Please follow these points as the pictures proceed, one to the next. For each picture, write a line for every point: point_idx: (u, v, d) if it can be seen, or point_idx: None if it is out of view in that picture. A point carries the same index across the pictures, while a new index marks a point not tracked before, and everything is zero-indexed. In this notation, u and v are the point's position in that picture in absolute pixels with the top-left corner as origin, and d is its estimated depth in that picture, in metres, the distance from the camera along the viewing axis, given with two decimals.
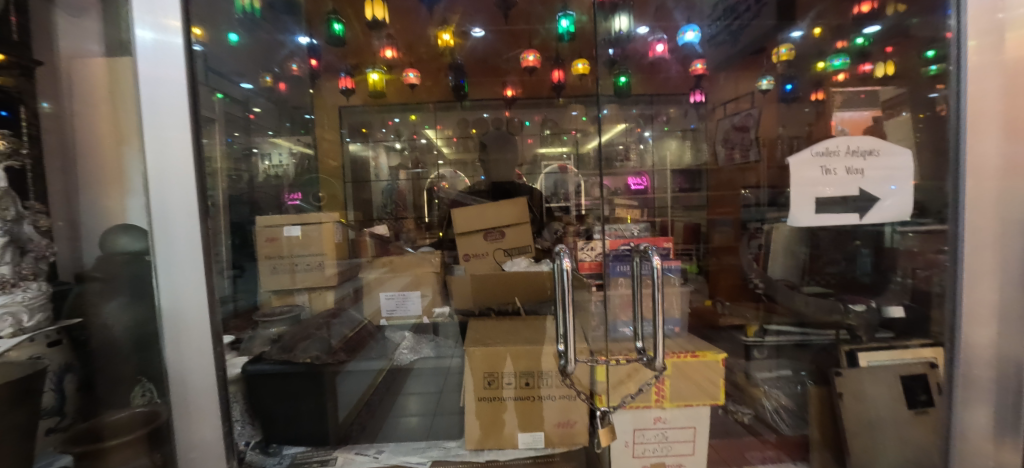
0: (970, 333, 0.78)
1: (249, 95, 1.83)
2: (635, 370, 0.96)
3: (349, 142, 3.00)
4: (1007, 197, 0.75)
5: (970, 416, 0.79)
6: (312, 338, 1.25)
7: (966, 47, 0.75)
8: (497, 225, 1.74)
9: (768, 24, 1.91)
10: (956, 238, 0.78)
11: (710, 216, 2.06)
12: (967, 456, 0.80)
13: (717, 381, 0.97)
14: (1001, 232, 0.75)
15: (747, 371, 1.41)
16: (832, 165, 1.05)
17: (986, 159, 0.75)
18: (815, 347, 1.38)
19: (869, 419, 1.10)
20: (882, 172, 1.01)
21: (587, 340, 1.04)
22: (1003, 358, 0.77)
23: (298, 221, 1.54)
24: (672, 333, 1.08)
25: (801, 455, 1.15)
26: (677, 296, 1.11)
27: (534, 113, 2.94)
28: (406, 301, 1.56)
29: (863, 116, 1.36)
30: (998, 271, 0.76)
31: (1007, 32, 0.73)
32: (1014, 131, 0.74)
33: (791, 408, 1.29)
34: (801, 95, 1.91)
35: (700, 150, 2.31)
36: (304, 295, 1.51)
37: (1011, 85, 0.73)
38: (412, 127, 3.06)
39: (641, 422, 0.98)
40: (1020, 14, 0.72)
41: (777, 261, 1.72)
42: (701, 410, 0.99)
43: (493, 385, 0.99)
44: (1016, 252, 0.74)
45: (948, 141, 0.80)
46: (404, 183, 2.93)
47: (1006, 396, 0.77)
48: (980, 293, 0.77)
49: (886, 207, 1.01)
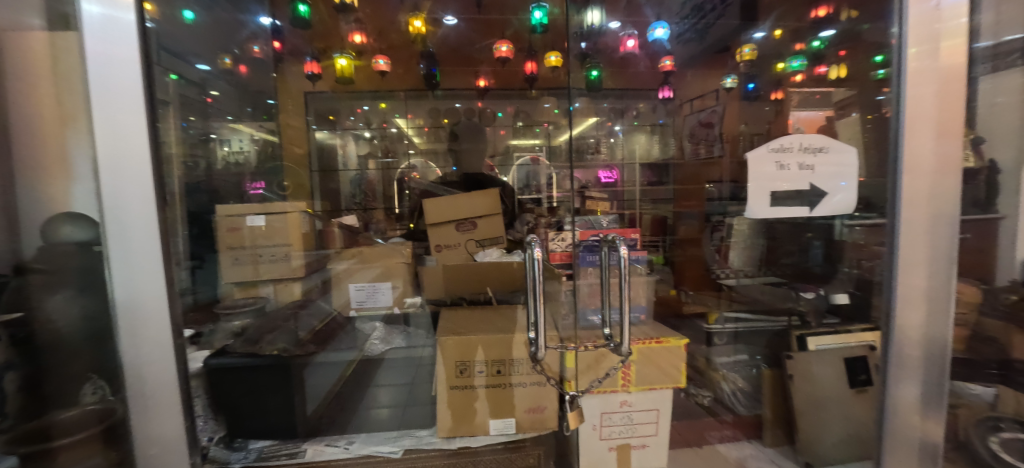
0: (904, 318, 0.85)
1: (207, 78, 1.74)
2: (602, 356, 0.99)
3: (316, 130, 2.79)
4: (935, 194, 0.83)
5: (903, 392, 0.87)
6: (280, 330, 1.26)
7: (907, 53, 0.80)
8: (468, 215, 1.70)
9: (731, 25, 1.97)
10: (893, 230, 0.85)
11: (677, 209, 2.10)
12: (901, 429, 0.88)
13: (679, 365, 1.01)
14: (932, 223, 0.83)
15: (707, 356, 1.51)
16: (786, 160, 1.11)
17: (923, 159, 0.82)
18: (770, 333, 1.47)
19: (817, 397, 1.22)
20: (831, 168, 1.08)
21: (558, 328, 1.05)
22: (928, 337, 0.86)
23: (262, 210, 1.46)
24: (637, 321, 1.12)
25: (756, 433, 1.31)
26: (643, 285, 1.15)
27: (507, 105, 2.85)
28: (376, 292, 1.53)
29: (817, 115, 1.42)
30: (929, 261, 0.84)
31: (942, 41, 0.80)
32: (944, 134, 0.82)
33: (747, 390, 1.39)
34: (762, 94, 1.94)
35: (668, 145, 2.33)
36: (268, 287, 1.47)
37: (942, 90, 0.81)
38: (382, 115, 2.91)
39: (609, 406, 1.02)
40: (952, 25, 0.80)
41: (738, 253, 1.78)
42: (664, 393, 1.03)
43: (465, 374, 1.00)
44: (943, 243, 0.83)
45: (889, 140, 0.87)
46: (372, 174, 2.81)
47: (931, 372, 0.86)
48: (913, 281, 0.85)
49: (836, 201, 1.08)
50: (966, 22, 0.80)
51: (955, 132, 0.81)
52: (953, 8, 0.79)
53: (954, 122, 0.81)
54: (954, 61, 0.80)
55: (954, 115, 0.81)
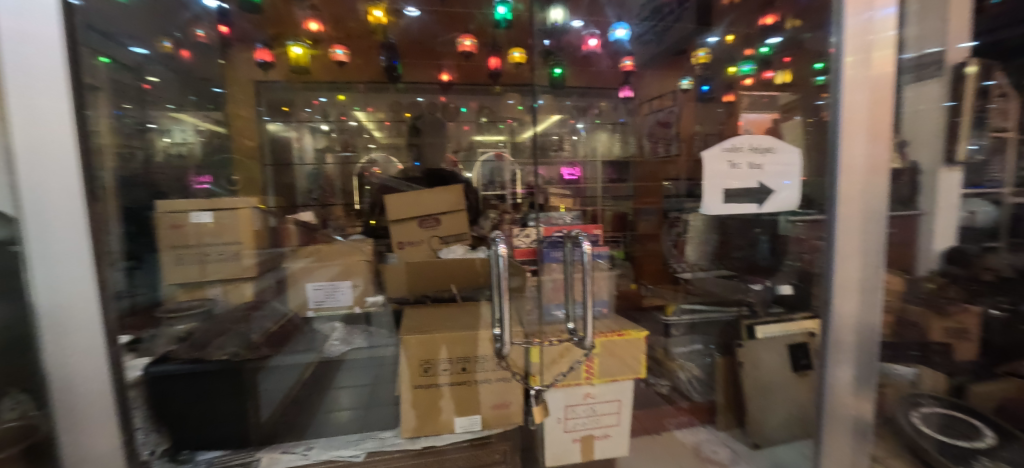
0: (840, 306, 0.93)
1: (144, 62, 1.60)
2: (566, 350, 1.00)
3: (269, 121, 2.58)
4: (867, 192, 0.90)
5: (839, 374, 0.94)
6: (230, 334, 1.21)
7: (844, 61, 0.87)
8: (431, 212, 1.62)
9: (688, 28, 2.05)
10: (831, 225, 0.92)
11: (637, 206, 2.18)
12: (838, 409, 0.95)
13: (638, 356, 1.05)
14: (864, 219, 0.90)
15: (666, 347, 1.56)
16: (737, 160, 1.17)
17: (857, 160, 0.89)
18: (721, 322, 1.55)
19: (765, 383, 1.30)
20: (777, 168, 1.15)
21: (522, 324, 1.07)
22: (861, 323, 0.93)
23: (208, 206, 1.36)
24: (600, 314, 1.15)
25: (710, 418, 1.41)
26: (605, 280, 1.18)
27: (470, 100, 2.79)
28: (336, 291, 1.46)
29: (764, 118, 1.50)
30: (862, 253, 0.91)
31: (874, 52, 0.87)
32: (874, 137, 0.89)
33: (701, 377, 1.49)
34: (716, 96, 2.02)
35: (628, 143, 2.39)
36: (217, 288, 1.37)
37: (872, 97, 0.88)
38: (340, 107, 2.74)
39: (572, 398, 1.03)
40: (882, 37, 0.87)
41: (693, 248, 1.84)
42: (625, 384, 1.06)
43: (429, 372, 0.98)
44: (872, 237, 0.91)
45: (828, 142, 0.93)
46: (331, 168, 2.68)
47: (863, 355, 0.94)
48: (848, 272, 0.92)
49: (780, 198, 1.14)
50: (892, 35, 0.87)
51: (884, 135, 0.89)
52: (883, 22, 0.86)
53: (883, 126, 0.89)
54: (883, 70, 0.87)
55: (882, 119, 0.89)
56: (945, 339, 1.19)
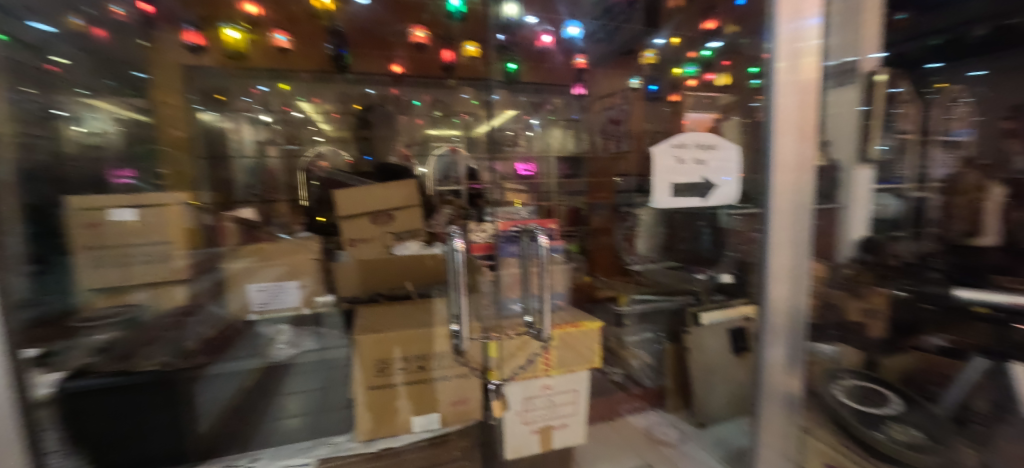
0: (774, 292, 1.01)
1: (48, 39, 1.41)
2: (524, 343, 1.01)
3: (201, 111, 2.29)
4: (797, 187, 0.98)
5: (773, 354, 1.03)
6: (160, 341, 1.15)
7: (777, 66, 0.94)
8: (384, 207, 1.51)
9: (636, 29, 2.16)
10: (766, 218, 1.00)
11: (590, 200, 2.18)
12: (773, 386, 1.04)
13: (592, 346, 1.08)
14: (794, 212, 0.98)
15: (619, 336, 1.59)
16: (683, 156, 1.27)
17: (789, 157, 0.97)
18: (667, 310, 1.62)
19: (707, 366, 1.40)
20: (719, 165, 1.22)
21: (480, 319, 1.07)
22: (792, 307, 1.02)
23: (131, 202, 1.22)
24: (555, 307, 1.17)
25: (659, 402, 1.51)
26: (560, 273, 1.20)
27: (423, 93, 2.63)
28: (281, 292, 1.39)
29: (706, 118, 1.59)
30: (793, 243, 0.99)
31: (802, 58, 0.95)
32: (802, 136, 0.97)
33: (652, 364, 1.56)
34: (663, 96, 2.11)
35: (581, 139, 2.40)
36: (144, 293, 1.24)
37: (801, 100, 0.96)
38: (283, 98, 2.48)
39: (531, 391, 1.03)
40: (808, 45, 0.95)
41: (643, 240, 1.94)
42: (580, 375, 1.09)
43: (384, 373, 0.96)
44: (801, 228, 0.99)
45: (762, 141, 1.01)
46: (274, 162, 2.46)
47: (793, 336, 1.03)
48: (781, 260, 1.00)
49: (721, 193, 1.22)
50: (816, 43, 0.95)
51: (810, 135, 0.97)
52: (809, 32, 0.94)
53: (810, 126, 0.97)
54: (810, 76, 0.96)
55: (808, 121, 0.97)
56: (860, 318, 1.32)
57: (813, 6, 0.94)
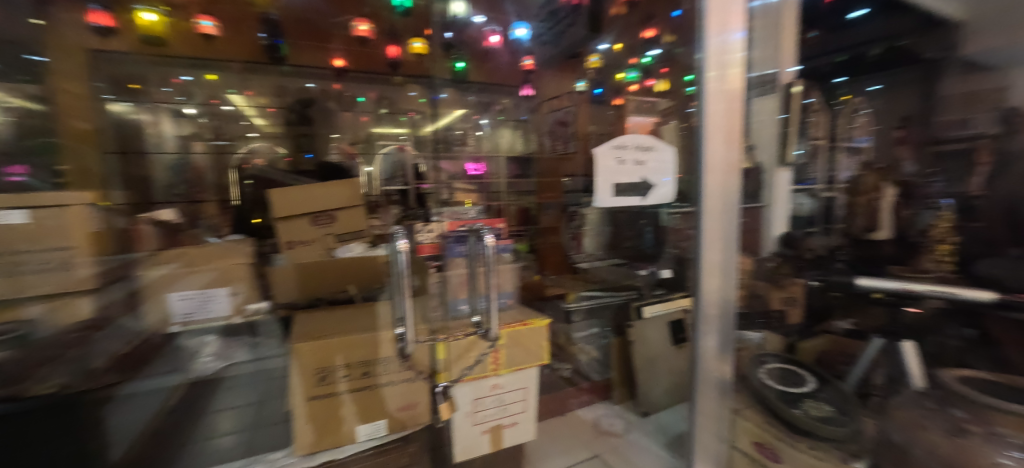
0: (706, 285, 1.08)
1: None
2: (474, 343, 1.02)
3: (111, 100, 1.83)
4: (726, 187, 1.06)
5: (706, 343, 1.11)
6: (58, 361, 1.02)
7: (707, 76, 1.02)
8: (324, 207, 1.34)
9: (581, 33, 2.20)
10: (699, 216, 1.07)
11: (540, 200, 2.29)
12: (706, 373, 1.12)
13: (541, 343, 1.10)
14: (724, 210, 1.06)
15: (567, 333, 1.59)
16: (624, 156, 1.31)
17: (719, 161, 1.04)
18: (614, 306, 1.64)
19: (650, 358, 1.46)
20: (658, 165, 1.31)
21: (426, 321, 1.05)
22: (723, 299, 1.10)
23: (19, 203, 0.99)
24: (505, 306, 1.18)
25: (606, 394, 1.56)
26: (509, 273, 1.20)
27: (368, 89, 2.41)
28: (208, 300, 1.27)
29: (647, 121, 1.68)
30: (723, 239, 1.07)
31: (729, 69, 1.03)
32: (730, 141, 1.05)
33: (599, 358, 1.61)
34: (607, 99, 2.16)
35: (530, 140, 2.48)
36: (37, 307, 1.03)
37: (729, 107, 1.04)
38: (212, 90, 2.11)
39: (480, 391, 1.04)
40: (734, 57, 1.03)
41: (590, 239, 1.99)
42: (530, 372, 1.11)
43: (327, 381, 0.91)
44: (729, 226, 1.07)
45: (695, 145, 1.08)
46: (201, 159, 2.07)
47: (724, 326, 1.11)
48: (712, 255, 1.07)
49: (660, 192, 1.31)
50: (741, 56, 1.04)
51: (737, 140, 1.05)
52: (735, 45, 1.03)
53: (736, 132, 1.05)
54: (736, 85, 1.04)
55: (735, 126, 1.05)
56: (781, 306, 1.44)
57: (739, 22, 1.02)
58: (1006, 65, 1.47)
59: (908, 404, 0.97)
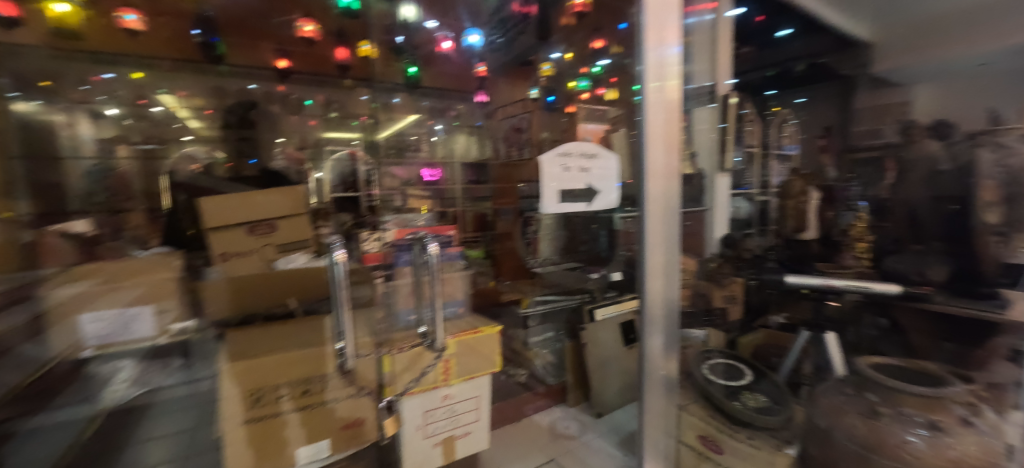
0: (651, 286, 1.13)
1: None
2: (420, 355, 0.98)
3: (17, 98, 1.54)
4: (668, 192, 1.10)
5: (653, 343, 1.15)
6: None
7: (648, 87, 1.06)
8: (259, 216, 1.21)
9: (529, 42, 2.22)
10: (642, 220, 1.11)
11: (496, 206, 2.18)
12: (653, 373, 1.15)
13: (493, 350, 1.09)
14: (666, 214, 1.11)
15: (524, 338, 1.67)
16: (569, 164, 1.34)
17: (660, 167, 1.09)
18: (567, 309, 1.69)
19: (603, 359, 1.50)
20: (602, 172, 1.35)
21: (373, 333, 0.99)
22: (667, 299, 1.14)
23: None
24: (452, 316, 1.14)
25: (562, 398, 1.58)
26: (460, 280, 1.18)
27: (315, 92, 2.67)
28: (129, 321, 1.21)
29: (600, 130, 1.70)
30: (665, 242, 1.12)
31: (668, 80, 1.08)
32: (670, 148, 1.10)
33: (553, 362, 1.65)
34: (557, 107, 2.10)
35: (485, 146, 2.57)
36: None
37: (668, 116, 1.09)
38: (137, 88, 2.18)
39: (431, 403, 1.01)
40: (672, 69, 1.08)
41: (546, 244, 1.96)
42: (483, 379, 1.10)
43: (263, 402, 0.85)
44: (671, 229, 1.12)
45: (638, 152, 1.13)
46: (126, 165, 1.97)
47: (669, 325, 1.15)
48: (656, 258, 1.12)
49: (606, 198, 1.35)
50: (678, 68, 1.09)
51: (676, 148, 1.11)
52: (672, 57, 1.08)
53: (675, 139, 1.11)
54: (674, 96, 1.09)
55: (674, 134, 1.10)
56: (722, 303, 1.53)
57: (675, 36, 1.08)
58: (908, 82, 1.63)
59: (831, 390, 1.06)
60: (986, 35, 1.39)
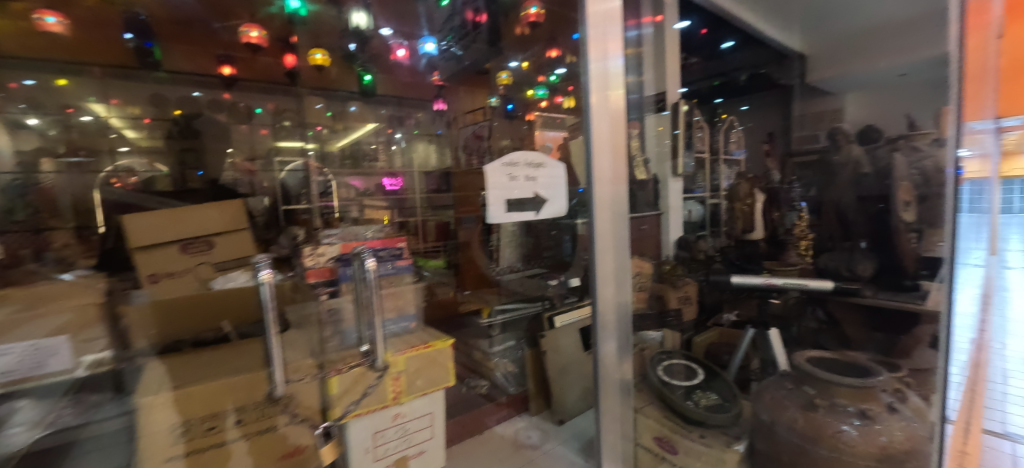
0: (602, 291, 1.14)
1: None
2: (362, 375, 0.93)
3: None
4: (615, 199, 1.12)
5: (606, 347, 1.16)
6: None
7: (592, 97, 1.09)
8: (195, 233, 1.15)
9: (482, 49, 2.20)
10: (591, 227, 1.13)
11: (459, 214, 2.02)
12: (606, 376, 1.17)
13: (447, 365, 1.06)
14: (614, 220, 1.13)
15: (485, 348, 1.68)
16: (516, 173, 1.33)
17: (606, 174, 1.11)
18: (528, 317, 1.69)
19: (563, 365, 1.50)
20: (550, 180, 1.37)
21: (316, 354, 0.94)
22: (618, 303, 1.16)
23: None
24: (405, 330, 1.10)
25: (524, 407, 1.56)
26: (412, 293, 1.13)
27: (266, 100, 2.56)
28: (43, 355, 0.89)
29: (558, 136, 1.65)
30: (614, 247, 1.14)
31: (612, 89, 1.10)
32: (616, 156, 1.12)
33: (514, 371, 1.64)
34: (517, 114, 2.05)
35: (444, 154, 2.53)
36: None
37: (613, 124, 1.11)
38: (59, 96, 1.91)
39: (380, 423, 0.97)
40: (616, 79, 1.11)
41: (508, 251, 1.80)
42: (437, 396, 1.07)
43: (192, 434, 0.77)
44: (620, 234, 1.14)
45: (585, 159, 1.14)
46: (50, 179, 1.72)
47: (621, 329, 1.17)
48: (606, 264, 1.13)
49: (553, 206, 1.37)
50: (622, 78, 1.12)
51: (622, 155, 1.13)
52: (616, 68, 1.11)
53: (621, 147, 1.13)
54: (619, 105, 1.12)
55: (620, 142, 1.13)
56: (678, 304, 1.57)
57: (617, 48, 1.11)
58: (839, 91, 1.77)
59: (773, 385, 1.10)
60: (890, 53, 1.53)
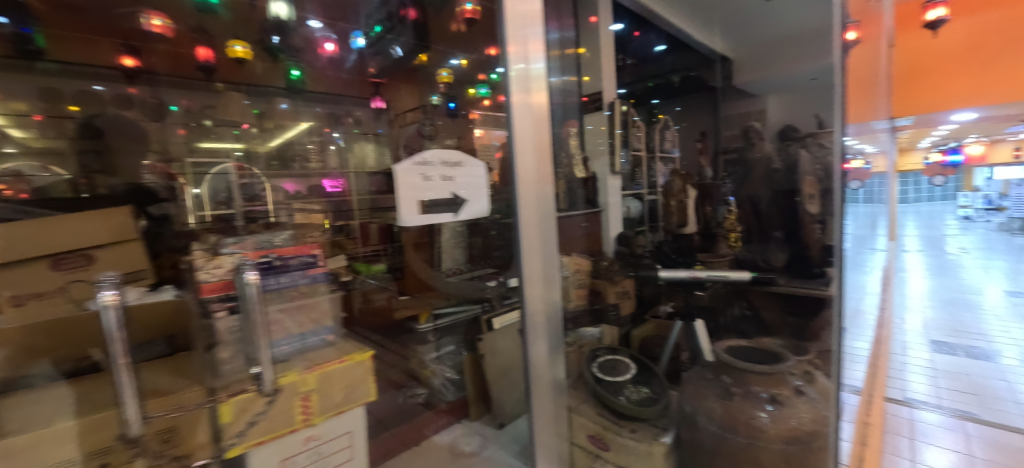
0: (530, 293, 1.12)
1: None
2: (256, 398, 0.83)
3: None
4: (540, 199, 1.11)
5: (537, 349, 1.14)
6: None
7: (513, 95, 1.07)
8: (63, 244, 0.88)
9: (409, 42, 2.23)
10: (517, 227, 1.10)
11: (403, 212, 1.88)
12: (537, 378, 1.15)
13: (366, 379, 1.02)
14: (541, 221, 1.12)
15: (419, 356, 1.63)
16: (429, 173, 1.24)
17: (530, 173, 1.09)
18: (466, 320, 1.64)
19: (502, 368, 1.48)
20: (467, 180, 1.32)
21: (208, 379, 0.83)
22: (548, 304, 1.15)
23: None
24: (322, 343, 1.03)
25: (462, 412, 1.53)
26: (328, 303, 1.05)
27: (178, 97, 2.28)
28: None
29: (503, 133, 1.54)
30: (541, 247, 1.13)
31: (533, 88, 1.09)
32: (540, 155, 1.11)
33: (454, 377, 1.59)
34: (460, 113, 1.98)
35: (384, 154, 2.43)
36: None
37: (536, 123, 1.10)
38: None
39: (288, 449, 0.90)
40: (537, 79, 1.10)
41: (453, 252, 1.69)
42: (355, 413, 1.02)
43: None
44: (547, 235, 1.13)
45: (509, 159, 1.12)
46: None
47: (551, 330, 1.16)
48: (534, 265, 1.12)
49: (472, 206, 1.32)
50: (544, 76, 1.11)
51: (546, 154, 1.12)
52: (537, 66, 1.10)
53: (545, 146, 1.12)
54: (541, 103, 1.10)
55: (544, 141, 1.12)
56: (615, 300, 1.59)
57: (539, 46, 1.09)
58: (761, 93, 1.73)
59: (696, 377, 1.13)
60: (807, 58, 1.53)
